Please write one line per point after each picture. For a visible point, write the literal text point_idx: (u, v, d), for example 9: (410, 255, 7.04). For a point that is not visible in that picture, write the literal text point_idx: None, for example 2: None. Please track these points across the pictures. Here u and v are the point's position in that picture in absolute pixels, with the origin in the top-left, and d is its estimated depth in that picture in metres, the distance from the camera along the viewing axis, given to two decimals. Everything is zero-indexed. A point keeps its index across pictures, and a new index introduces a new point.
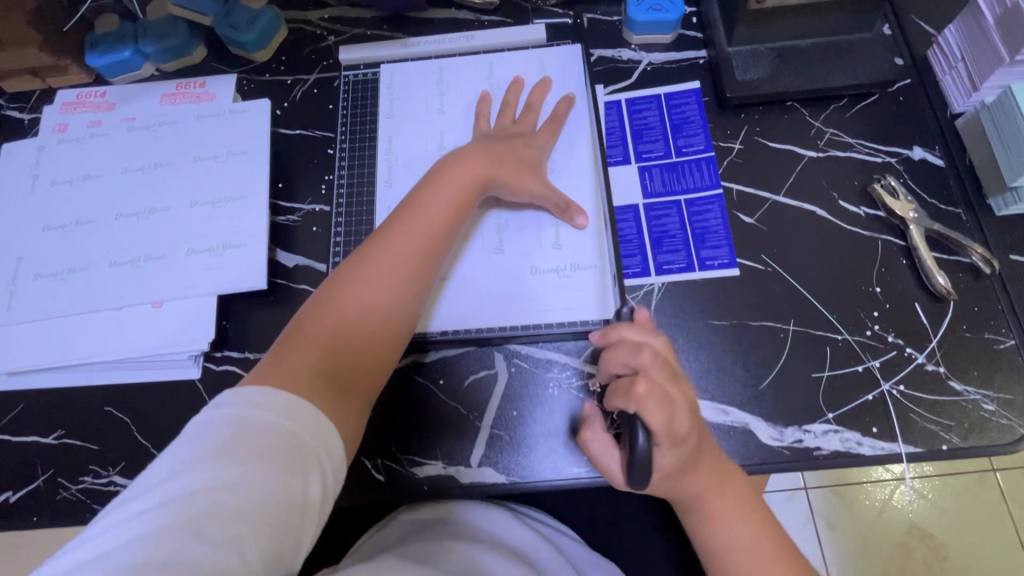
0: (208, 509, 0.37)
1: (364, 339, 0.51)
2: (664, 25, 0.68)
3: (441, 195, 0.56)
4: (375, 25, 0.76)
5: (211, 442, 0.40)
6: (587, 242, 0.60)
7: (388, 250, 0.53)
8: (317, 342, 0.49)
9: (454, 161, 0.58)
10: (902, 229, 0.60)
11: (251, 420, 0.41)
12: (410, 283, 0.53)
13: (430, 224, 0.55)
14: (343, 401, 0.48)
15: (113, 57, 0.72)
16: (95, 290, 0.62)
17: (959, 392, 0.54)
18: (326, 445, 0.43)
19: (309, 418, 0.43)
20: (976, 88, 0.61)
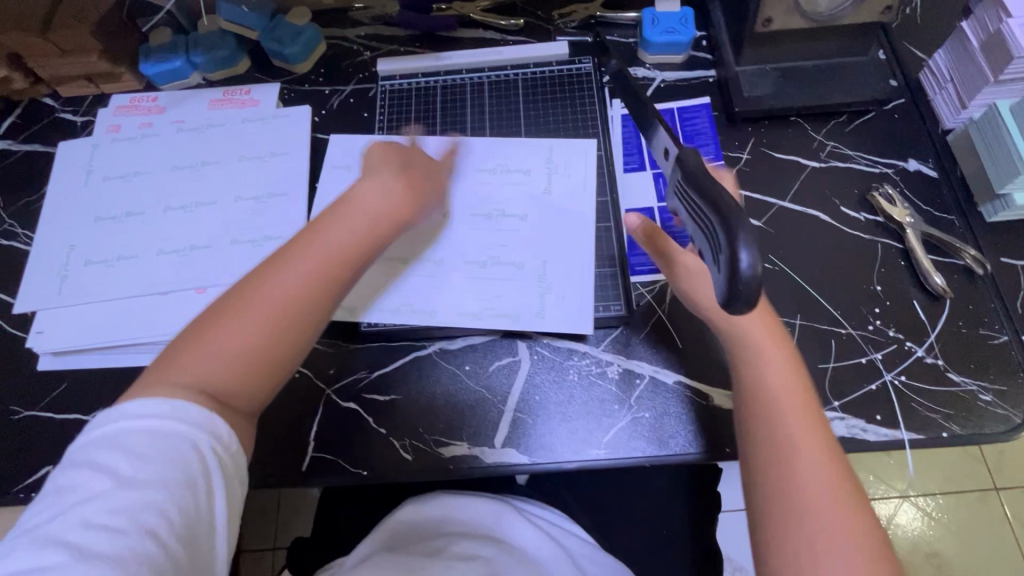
0: (125, 510, 0.37)
1: (259, 361, 0.46)
2: (677, 46, 0.74)
3: (350, 218, 0.53)
4: (409, 42, 0.82)
5: (131, 443, 0.39)
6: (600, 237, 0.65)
7: (289, 264, 0.49)
8: (196, 358, 0.45)
9: (370, 188, 0.56)
10: (900, 233, 0.64)
11: (139, 429, 0.40)
12: (320, 305, 0.49)
13: (341, 243, 0.51)
14: (235, 423, 0.44)
15: (166, 65, 0.78)
16: (142, 277, 0.66)
17: (957, 383, 0.58)
18: (219, 452, 0.42)
19: (203, 421, 0.41)
20: (965, 106, 0.66)
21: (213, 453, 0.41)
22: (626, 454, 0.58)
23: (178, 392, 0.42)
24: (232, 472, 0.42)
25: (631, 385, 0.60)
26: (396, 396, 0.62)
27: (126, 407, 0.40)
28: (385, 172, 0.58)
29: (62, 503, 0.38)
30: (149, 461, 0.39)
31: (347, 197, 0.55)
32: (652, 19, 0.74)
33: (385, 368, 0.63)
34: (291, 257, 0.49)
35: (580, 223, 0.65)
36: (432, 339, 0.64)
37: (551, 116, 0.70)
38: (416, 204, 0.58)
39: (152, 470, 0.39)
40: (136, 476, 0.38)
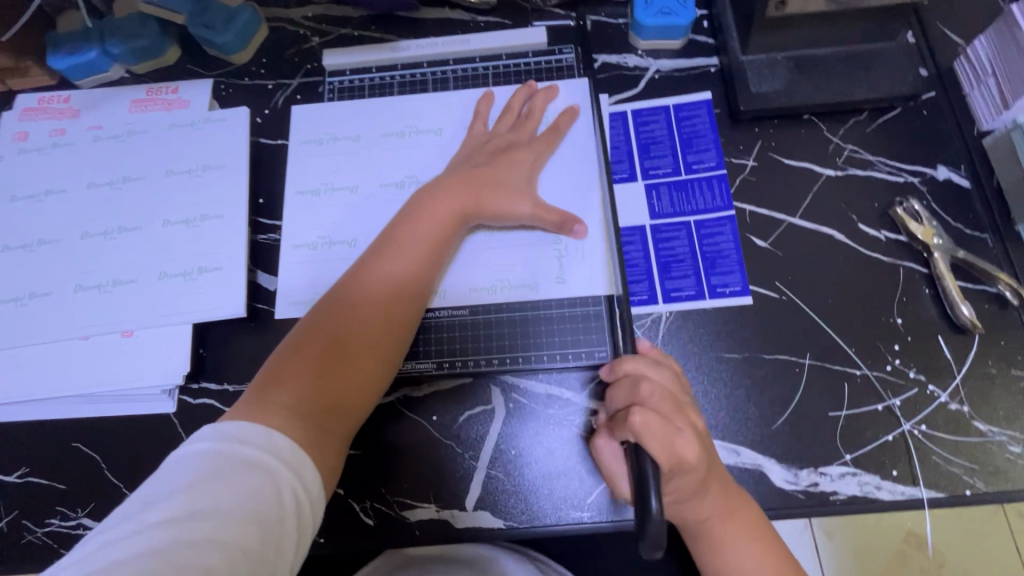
0: (185, 541, 0.34)
1: (345, 367, 0.47)
2: (674, 30, 0.64)
3: (436, 218, 0.54)
4: (363, 24, 0.70)
5: (196, 475, 0.37)
6: (586, 260, 0.58)
7: (380, 274, 0.51)
8: (290, 379, 0.45)
9: (432, 192, 0.56)
10: (925, 255, 0.56)
11: (239, 455, 0.38)
12: (394, 314, 0.51)
13: (422, 252, 0.53)
14: (322, 440, 0.44)
15: (78, 58, 0.66)
16: (61, 318, 0.58)
17: (984, 433, 0.51)
18: (305, 485, 0.40)
19: (288, 447, 0.41)
20: (1007, 106, 0.57)
21: (299, 488, 0.39)
22: (612, 517, 0.52)
23: (263, 416, 0.42)
24: (310, 511, 0.40)
25: None
26: (354, 451, 0.55)
27: (207, 427, 0.40)
28: (440, 176, 0.58)
29: (139, 520, 0.35)
30: (232, 488, 0.37)
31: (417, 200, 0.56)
32: None
33: None
34: (379, 274, 0.52)
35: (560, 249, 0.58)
36: (394, 385, 0.56)
37: (541, 99, 0.62)
38: (480, 195, 0.56)
39: (231, 500, 0.36)
40: (212, 504, 0.36)
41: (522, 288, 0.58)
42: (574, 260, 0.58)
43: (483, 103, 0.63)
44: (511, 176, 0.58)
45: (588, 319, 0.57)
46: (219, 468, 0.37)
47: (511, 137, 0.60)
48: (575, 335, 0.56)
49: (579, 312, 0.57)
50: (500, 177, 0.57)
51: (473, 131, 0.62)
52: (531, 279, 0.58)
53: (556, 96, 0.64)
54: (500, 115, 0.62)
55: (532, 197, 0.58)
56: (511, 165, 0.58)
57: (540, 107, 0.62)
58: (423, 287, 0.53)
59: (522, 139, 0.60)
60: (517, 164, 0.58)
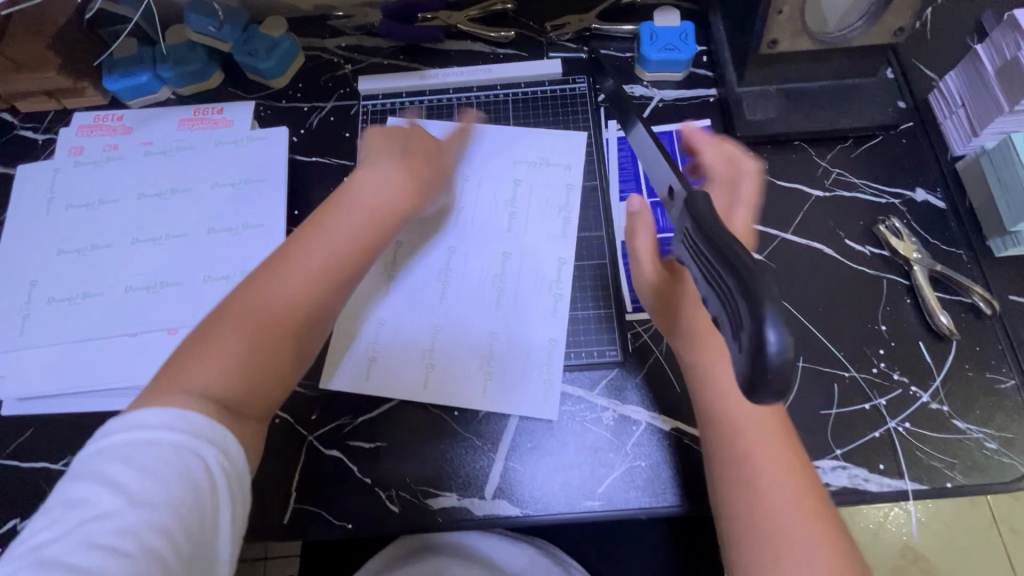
0: (135, 527, 0.36)
1: (242, 358, 0.45)
2: (676, 64, 0.70)
3: (355, 214, 0.53)
4: (392, 54, 0.77)
5: (134, 463, 0.38)
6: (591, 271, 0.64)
7: (287, 269, 0.49)
8: (202, 364, 0.44)
9: (366, 185, 0.54)
10: (905, 268, 0.62)
11: (168, 442, 0.39)
12: (312, 311, 0.49)
13: (331, 249, 0.50)
14: (236, 428, 0.43)
15: (131, 80, 0.72)
16: (111, 316, 0.62)
17: (962, 430, 0.56)
18: (240, 481, 0.42)
19: (216, 432, 0.41)
20: (976, 134, 0.63)
21: (229, 468, 0.41)
22: (621, 505, 0.56)
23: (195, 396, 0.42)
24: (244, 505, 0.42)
25: (627, 432, 0.58)
26: (381, 443, 0.59)
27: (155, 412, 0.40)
28: (420, 198, 0.63)
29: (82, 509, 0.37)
30: (166, 476, 0.38)
31: (346, 194, 0.54)
32: (650, 35, 0.70)
33: (369, 413, 0.60)
34: (274, 271, 0.49)
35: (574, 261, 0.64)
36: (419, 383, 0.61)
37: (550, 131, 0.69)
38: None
39: (181, 498, 0.38)
40: (163, 498, 0.37)
41: (528, 296, 0.63)
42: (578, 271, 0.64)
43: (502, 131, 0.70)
44: (491, 199, 0.64)
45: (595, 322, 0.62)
46: (155, 454, 0.38)
47: (508, 166, 0.67)
48: (584, 336, 0.61)
49: (587, 313, 0.62)
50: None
51: (476, 156, 0.68)
52: (546, 287, 0.63)
53: (562, 132, 0.70)
54: (513, 144, 0.69)
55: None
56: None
57: (550, 138, 0.69)
58: (336, 285, 0.50)
59: (527, 164, 0.67)
60: (497, 189, 0.65)
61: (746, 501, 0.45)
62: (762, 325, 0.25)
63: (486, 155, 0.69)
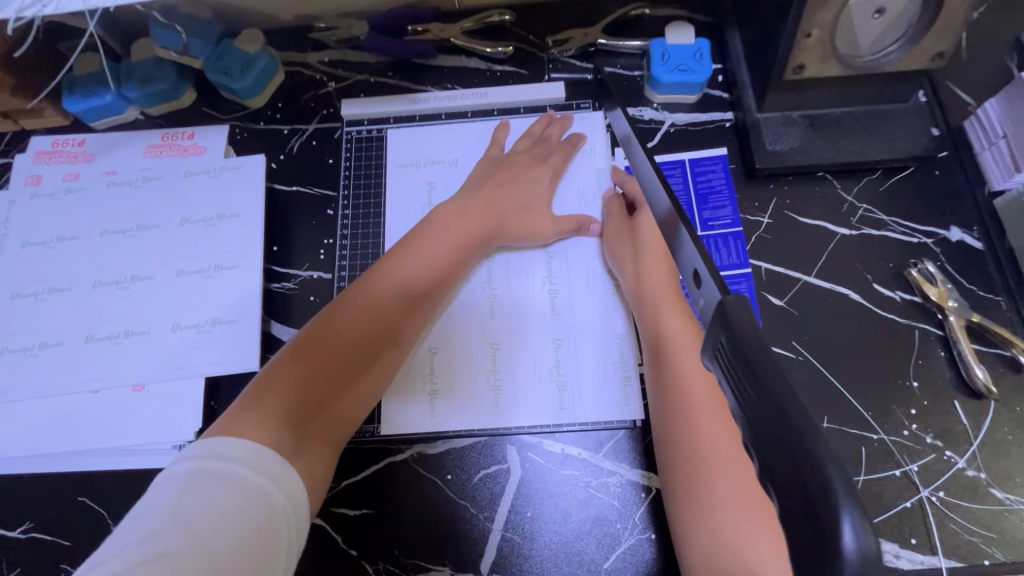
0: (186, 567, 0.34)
1: (314, 383, 0.46)
2: (690, 86, 0.64)
3: (439, 243, 0.55)
4: (380, 71, 0.70)
5: (187, 500, 0.36)
6: (599, 289, 0.59)
7: (378, 297, 0.51)
8: (283, 386, 0.45)
9: (448, 216, 0.57)
10: (940, 317, 0.57)
11: (230, 472, 0.38)
12: (393, 338, 0.51)
13: (419, 280, 0.53)
14: (304, 456, 0.44)
15: (93, 101, 0.66)
16: (70, 370, 0.57)
17: (1002, 501, 0.51)
18: (293, 503, 0.40)
19: (282, 470, 0.40)
20: (1018, 169, 0.57)
21: (289, 502, 0.40)
22: None
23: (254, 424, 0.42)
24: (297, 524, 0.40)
25: (636, 500, 0.53)
26: (368, 510, 0.54)
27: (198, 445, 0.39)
28: (456, 200, 0.59)
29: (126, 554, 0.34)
30: (225, 509, 0.36)
31: (430, 224, 0.57)
32: (661, 53, 0.64)
33: (355, 477, 0.55)
34: (362, 297, 0.51)
35: (578, 307, 0.59)
36: (408, 444, 0.56)
37: (557, 127, 0.64)
38: (501, 220, 0.59)
39: (225, 529, 0.35)
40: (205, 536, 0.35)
41: (538, 307, 0.59)
42: (585, 285, 0.59)
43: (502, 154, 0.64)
44: (526, 199, 0.60)
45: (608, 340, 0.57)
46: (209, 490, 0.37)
47: (528, 158, 0.62)
48: (597, 362, 0.57)
49: (597, 333, 0.58)
50: (517, 201, 0.60)
51: (488, 155, 0.64)
52: (549, 336, 0.58)
53: (570, 125, 0.66)
54: (516, 139, 0.64)
55: (551, 219, 0.60)
56: (526, 187, 0.61)
57: (556, 135, 0.64)
58: (414, 312, 0.53)
59: (537, 160, 0.62)
60: (531, 186, 0.61)
61: (704, 525, 0.44)
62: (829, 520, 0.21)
63: (488, 159, 0.63)
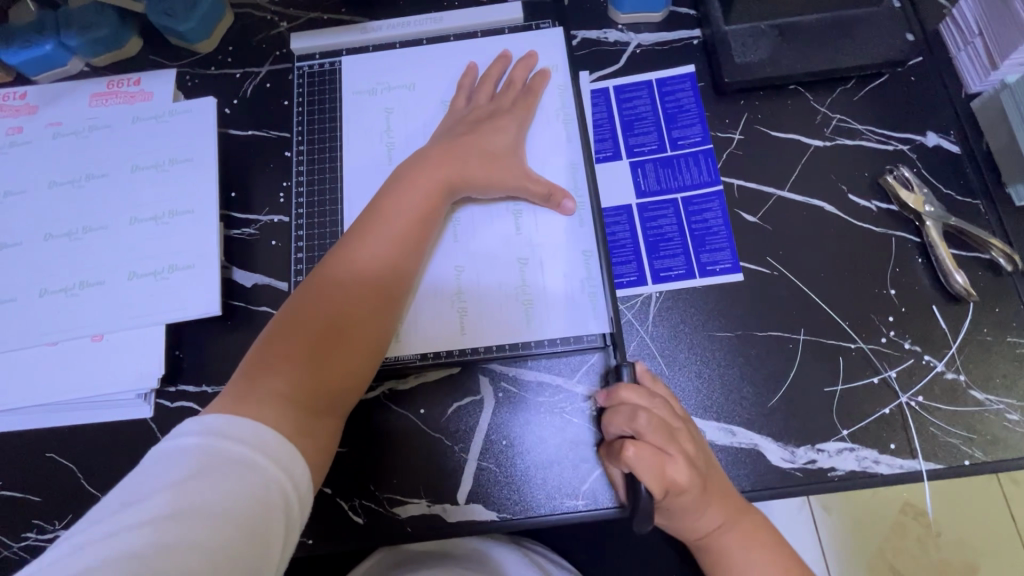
0: (164, 544, 0.33)
1: (304, 359, 0.45)
2: (655, 2, 0.61)
3: (415, 200, 0.52)
4: (332, 7, 0.67)
5: (177, 473, 0.36)
6: (569, 226, 0.56)
7: (356, 266, 0.49)
8: (273, 368, 0.44)
9: (414, 166, 0.54)
10: (916, 224, 0.55)
11: (224, 452, 0.37)
12: (382, 305, 0.49)
13: (398, 244, 0.50)
14: (307, 431, 0.43)
15: (33, 51, 0.63)
16: (27, 324, 0.55)
17: (981, 402, 0.50)
18: (292, 479, 0.39)
19: (279, 445, 0.40)
20: (995, 66, 0.55)
21: (288, 486, 0.38)
22: (608, 504, 0.50)
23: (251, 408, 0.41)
24: (297, 501, 0.39)
25: None
26: (340, 448, 0.53)
27: (195, 420, 0.39)
28: (417, 154, 0.56)
29: (113, 521, 0.34)
30: (212, 485, 0.35)
31: (394, 184, 0.53)
32: None
33: None
34: (343, 269, 0.49)
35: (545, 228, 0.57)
36: (377, 380, 0.54)
37: (520, 70, 0.61)
38: (465, 168, 0.54)
39: (214, 500, 0.35)
40: (193, 505, 0.35)
41: (504, 228, 0.57)
42: (552, 225, 0.57)
43: (465, 76, 0.61)
44: (492, 146, 0.56)
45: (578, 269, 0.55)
46: (199, 467, 0.36)
47: (491, 108, 0.59)
48: (568, 292, 0.55)
49: (570, 269, 0.55)
50: (482, 126, 0.57)
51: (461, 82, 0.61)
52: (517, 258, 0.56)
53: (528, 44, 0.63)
54: (479, 84, 0.60)
55: (522, 167, 0.56)
56: (491, 135, 0.57)
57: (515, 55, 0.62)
58: (399, 279, 0.50)
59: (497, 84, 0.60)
60: (497, 134, 0.57)
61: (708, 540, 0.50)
62: None
63: (455, 112, 0.59)
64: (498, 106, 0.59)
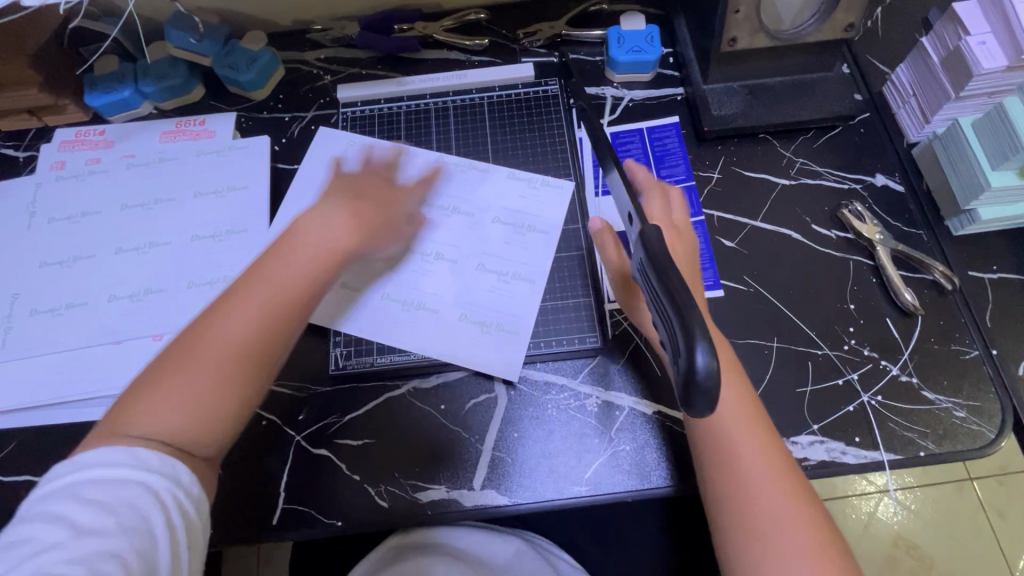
0: (77, 559, 0.36)
1: (190, 404, 0.43)
2: (644, 65, 0.73)
3: (297, 256, 0.48)
4: (371, 64, 0.79)
5: (72, 501, 0.38)
6: (512, 294, 0.63)
7: (240, 307, 0.46)
8: (152, 408, 0.42)
9: (313, 219, 0.51)
10: (870, 249, 0.64)
11: (112, 477, 0.39)
12: (267, 348, 0.46)
13: (285, 287, 0.47)
14: (187, 471, 0.42)
15: (113, 96, 0.73)
16: (95, 326, 0.62)
17: (932, 401, 0.58)
18: (180, 497, 0.40)
19: (170, 471, 0.40)
20: (927, 121, 0.67)
21: (177, 500, 0.40)
22: (608, 490, 0.56)
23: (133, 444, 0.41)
24: (199, 521, 0.41)
25: (611, 418, 0.59)
26: (369, 440, 0.60)
27: (83, 457, 0.39)
28: (313, 208, 0.52)
29: (15, 555, 0.36)
30: (105, 508, 0.37)
31: (291, 233, 0.50)
32: (617, 38, 0.74)
33: (357, 411, 0.61)
34: (231, 307, 0.46)
35: (551, 247, 0.65)
36: (404, 379, 0.62)
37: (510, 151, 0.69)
38: (375, 223, 0.54)
39: (128, 524, 0.37)
40: (109, 528, 0.37)
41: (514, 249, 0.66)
42: (501, 292, 0.63)
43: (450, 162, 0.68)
44: (411, 213, 0.58)
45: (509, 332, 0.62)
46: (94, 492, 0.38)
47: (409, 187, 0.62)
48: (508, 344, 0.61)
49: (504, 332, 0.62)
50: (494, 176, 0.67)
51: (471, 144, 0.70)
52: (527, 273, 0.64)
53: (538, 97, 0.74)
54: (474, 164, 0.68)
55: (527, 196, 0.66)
56: (395, 202, 0.58)
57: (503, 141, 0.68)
58: (282, 331, 0.47)
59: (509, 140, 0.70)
60: (411, 206, 0.61)
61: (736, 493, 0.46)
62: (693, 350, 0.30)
63: (441, 190, 0.66)
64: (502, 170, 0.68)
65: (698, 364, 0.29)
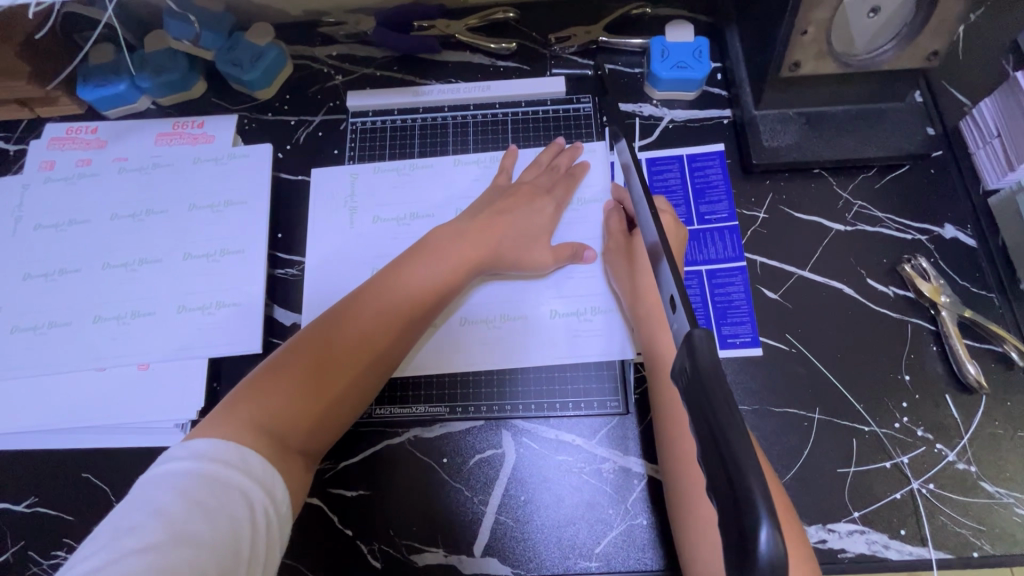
0: (164, 566, 0.34)
1: (308, 388, 0.46)
2: (689, 83, 0.65)
3: (433, 263, 0.54)
4: (386, 65, 0.72)
5: (173, 497, 0.36)
6: (598, 282, 0.60)
7: (375, 304, 0.50)
8: (273, 391, 0.45)
9: (446, 236, 0.56)
10: (932, 313, 0.57)
11: (219, 476, 0.38)
12: (388, 349, 0.50)
13: (415, 294, 0.52)
14: (283, 465, 0.42)
15: (107, 90, 0.67)
16: (80, 348, 0.58)
17: (992, 495, 0.52)
18: (275, 505, 0.40)
19: (263, 469, 0.40)
20: (1012, 168, 0.58)
21: (270, 509, 0.40)
22: (620, 568, 0.52)
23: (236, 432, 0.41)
24: (278, 528, 0.40)
25: (628, 487, 0.54)
26: (365, 491, 0.55)
27: (191, 446, 0.39)
28: (454, 224, 0.58)
29: (108, 549, 0.34)
30: (203, 510, 0.36)
31: (426, 242, 0.55)
32: (661, 51, 0.65)
33: (353, 458, 0.56)
34: (365, 302, 0.51)
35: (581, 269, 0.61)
36: (405, 426, 0.57)
37: (565, 157, 0.64)
38: (495, 246, 0.57)
39: (210, 531, 0.36)
40: (194, 531, 0.36)
41: None
42: (581, 281, 0.60)
43: (507, 157, 0.64)
44: (529, 227, 0.59)
45: (605, 317, 0.59)
46: (197, 493, 0.37)
47: (531, 188, 0.61)
48: (610, 328, 0.58)
49: (601, 319, 0.59)
50: (527, 184, 0.61)
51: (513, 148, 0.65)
52: (553, 292, 0.60)
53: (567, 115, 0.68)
54: (524, 169, 0.64)
55: (556, 201, 0.61)
56: (527, 217, 0.59)
57: (561, 155, 0.64)
58: (398, 335, 0.50)
59: (556, 149, 0.65)
60: (535, 215, 0.59)
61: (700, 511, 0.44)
62: (752, 520, 0.24)
63: (495, 186, 0.62)
64: (539, 184, 0.62)
65: (761, 549, 0.23)
